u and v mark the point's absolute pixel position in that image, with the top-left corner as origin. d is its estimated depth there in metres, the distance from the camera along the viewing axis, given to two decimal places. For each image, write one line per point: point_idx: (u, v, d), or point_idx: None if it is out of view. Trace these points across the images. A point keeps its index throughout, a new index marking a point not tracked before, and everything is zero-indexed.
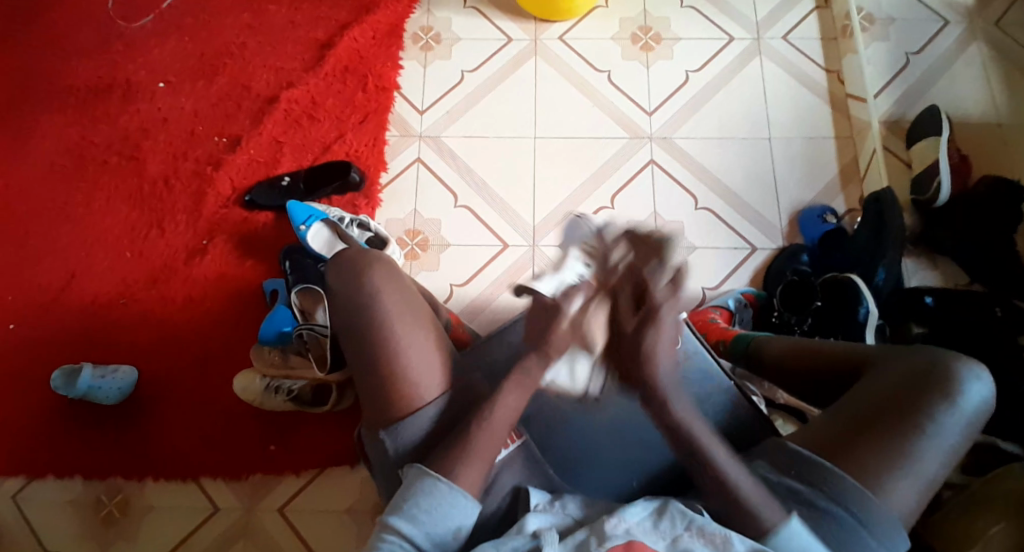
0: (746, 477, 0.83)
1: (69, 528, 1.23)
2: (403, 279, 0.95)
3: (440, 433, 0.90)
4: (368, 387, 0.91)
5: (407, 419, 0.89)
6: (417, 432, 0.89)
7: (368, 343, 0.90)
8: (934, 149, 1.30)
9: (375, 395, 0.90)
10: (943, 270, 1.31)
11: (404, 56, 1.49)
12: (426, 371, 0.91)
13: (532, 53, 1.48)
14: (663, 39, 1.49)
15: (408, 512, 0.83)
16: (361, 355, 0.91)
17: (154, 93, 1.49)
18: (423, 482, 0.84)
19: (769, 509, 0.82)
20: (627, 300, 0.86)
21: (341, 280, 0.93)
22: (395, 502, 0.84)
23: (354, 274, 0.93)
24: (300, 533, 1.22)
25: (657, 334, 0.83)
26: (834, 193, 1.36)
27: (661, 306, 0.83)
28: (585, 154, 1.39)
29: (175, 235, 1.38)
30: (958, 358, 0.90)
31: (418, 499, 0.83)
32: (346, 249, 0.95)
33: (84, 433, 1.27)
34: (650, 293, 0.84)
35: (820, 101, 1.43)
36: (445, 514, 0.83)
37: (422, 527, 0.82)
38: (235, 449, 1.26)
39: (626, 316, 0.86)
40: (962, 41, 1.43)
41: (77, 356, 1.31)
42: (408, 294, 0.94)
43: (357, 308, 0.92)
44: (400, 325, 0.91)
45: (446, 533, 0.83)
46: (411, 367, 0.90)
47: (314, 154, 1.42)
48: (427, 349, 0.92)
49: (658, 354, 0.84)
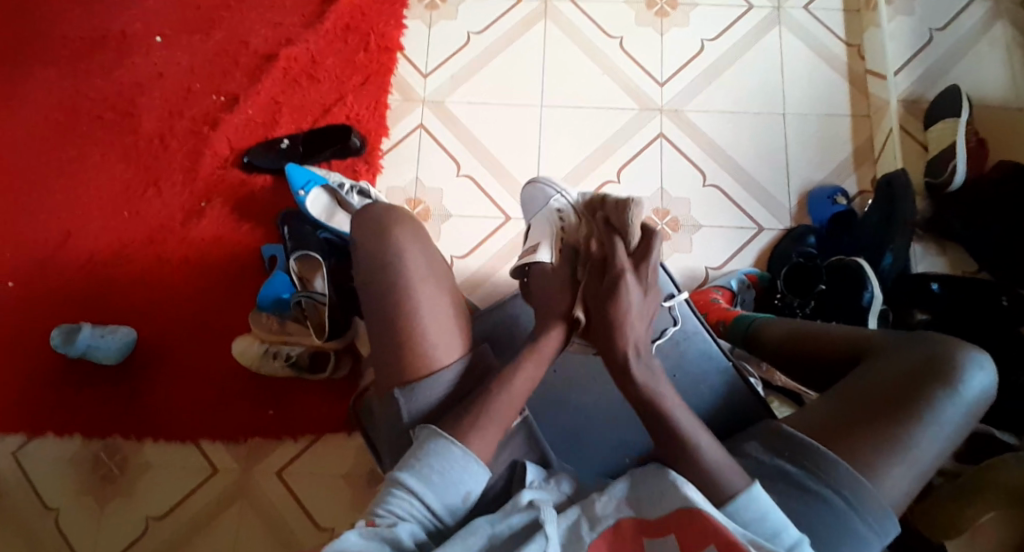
0: (723, 457, 0.81)
1: (68, 485, 1.24)
2: (427, 240, 0.93)
3: (445, 401, 0.87)
4: (381, 349, 0.88)
5: (422, 382, 0.86)
6: (432, 395, 0.86)
7: (384, 303, 0.87)
8: (953, 132, 1.26)
9: (386, 360, 0.87)
10: (952, 256, 1.29)
11: (407, 15, 1.43)
12: (442, 337, 0.88)
13: (542, 14, 1.42)
14: (678, 4, 1.43)
15: (421, 472, 0.81)
16: (375, 315, 0.88)
17: (150, 46, 1.44)
18: (436, 443, 0.82)
19: (731, 473, 0.80)
20: (596, 272, 0.90)
21: (363, 239, 0.91)
22: (405, 460, 0.82)
23: (378, 232, 0.91)
24: (296, 497, 1.24)
25: (618, 304, 0.87)
26: (846, 174, 1.33)
27: (620, 277, 0.87)
28: (592, 126, 1.36)
29: (173, 195, 1.36)
30: (960, 348, 0.89)
31: (430, 460, 0.82)
32: (371, 205, 0.92)
33: (84, 393, 1.28)
34: (612, 262, 0.88)
35: (838, 77, 1.38)
36: (455, 478, 0.81)
37: (433, 488, 0.80)
38: (233, 413, 1.27)
39: (593, 289, 0.90)
40: (988, 18, 1.38)
41: (74, 316, 1.30)
42: (432, 255, 0.91)
43: (375, 266, 0.89)
44: (417, 282, 0.88)
45: (456, 495, 0.81)
46: (427, 329, 0.87)
47: (314, 116, 1.38)
48: (441, 310, 0.89)
49: (627, 322, 0.87)
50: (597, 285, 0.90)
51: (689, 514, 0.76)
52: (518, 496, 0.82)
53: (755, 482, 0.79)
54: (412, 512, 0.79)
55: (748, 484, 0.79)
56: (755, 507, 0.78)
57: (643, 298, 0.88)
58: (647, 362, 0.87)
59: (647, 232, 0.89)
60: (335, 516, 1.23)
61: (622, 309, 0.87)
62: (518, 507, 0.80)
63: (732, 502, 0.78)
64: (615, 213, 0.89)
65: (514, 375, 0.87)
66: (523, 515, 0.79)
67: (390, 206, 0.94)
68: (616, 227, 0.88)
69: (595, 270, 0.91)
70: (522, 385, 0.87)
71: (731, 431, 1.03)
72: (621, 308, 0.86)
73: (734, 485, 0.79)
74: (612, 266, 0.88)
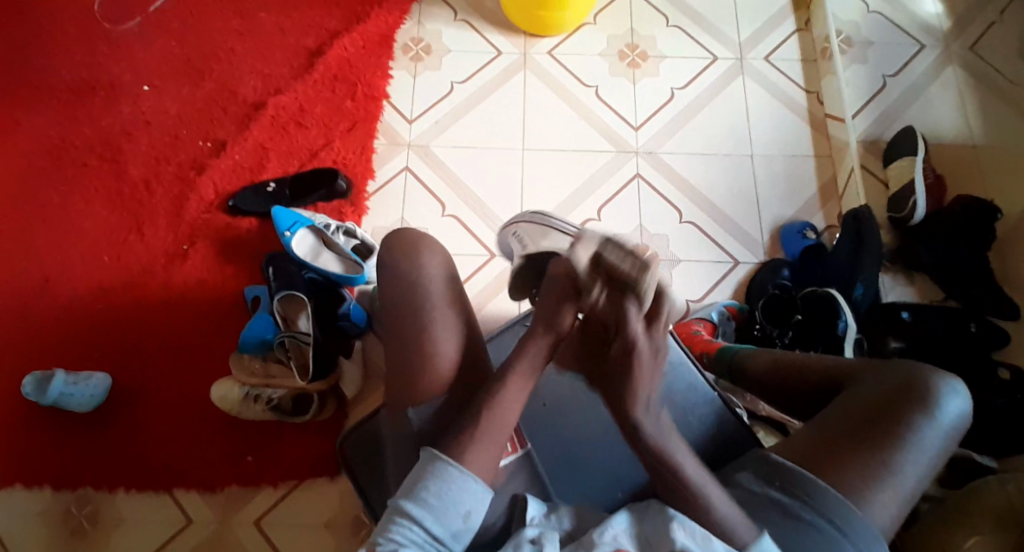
0: (731, 506, 0.79)
1: (34, 541, 1.18)
2: (452, 269, 0.96)
3: (437, 425, 0.88)
4: (394, 364, 0.91)
5: (425, 400, 0.89)
6: (426, 413, 0.89)
7: (401, 321, 0.91)
8: (911, 169, 1.34)
9: (398, 377, 0.90)
10: (920, 287, 1.34)
11: (394, 66, 1.49)
12: (450, 354, 0.90)
13: (522, 66, 1.49)
14: (649, 56, 1.51)
15: (418, 496, 0.80)
16: (392, 334, 0.92)
17: (139, 95, 1.46)
18: (435, 466, 0.81)
19: (744, 528, 0.78)
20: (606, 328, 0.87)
21: (392, 257, 0.95)
22: (406, 486, 0.81)
23: (407, 252, 0.94)
24: (276, 548, 1.19)
25: (635, 370, 0.84)
26: (813, 211, 1.39)
27: (637, 345, 0.83)
28: (573, 165, 1.41)
29: (155, 239, 1.36)
30: (936, 374, 0.91)
31: (428, 483, 0.80)
32: (403, 227, 0.96)
33: (56, 440, 1.23)
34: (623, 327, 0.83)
35: (801, 121, 1.47)
36: (454, 499, 0.80)
37: (433, 511, 0.79)
38: (212, 459, 1.23)
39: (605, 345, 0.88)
40: (938, 64, 1.49)
41: (48, 363, 1.27)
42: (454, 283, 0.95)
43: (403, 287, 0.92)
44: (434, 309, 0.91)
45: (456, 516, 0.80)
46: (433, 343, 0.90)
47: (300, 161, 1.41)
48: (453, 341, 0.91)
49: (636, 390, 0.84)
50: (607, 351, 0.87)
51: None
52: (520, 535, 0.81)
53: (762, 534, 0.78)
54: (413, 538, 0.78)
55: (757, 537, 0.78)
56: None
57: (654, 361, 0.85)
58: (657, 417, 0.84)
59: (658, 294, 0.84)
60: None
61: (639, 374, 0.84)
62: (519, 547, 0.79)
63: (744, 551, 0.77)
64: (622, 269, 0.84)
65: (504, 392, 0.86)
66: None
67: (421, 231, 0.97)
68: (626, 290, 0.83)
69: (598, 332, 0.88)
70: (513, 398, 0.86)
71: (722, 456, 1.03)
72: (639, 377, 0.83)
73: (743, 539, 0.78)
74: (624, 332, 0.84)
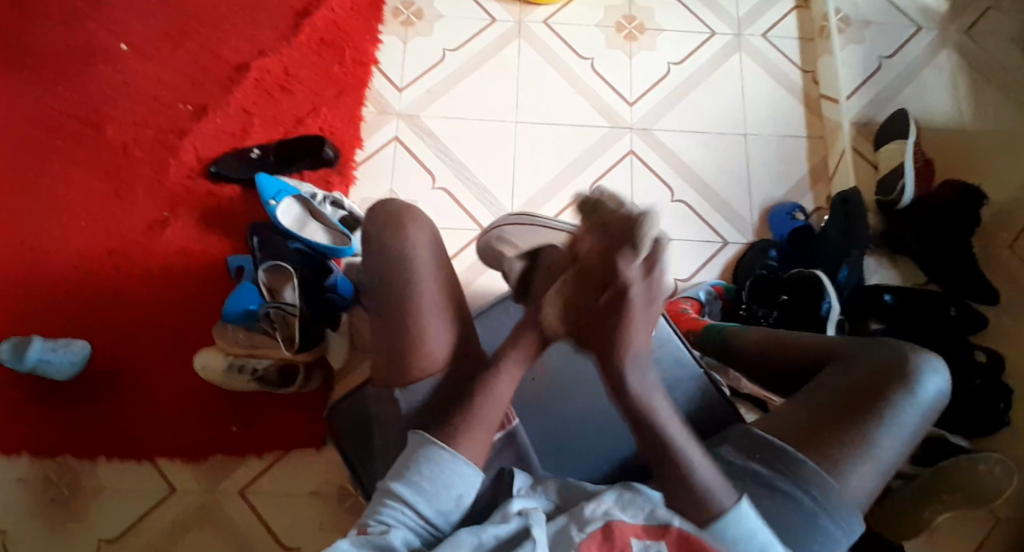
0: (713, 472, 0.82)
1: (14, 509, 1.17)
2: (437, 242, 0.94)
3: (427, 406, 0.89)
4: (383, 344, 0.90)
5: (416, 382, 0.88)
6: (415, 397, 0.88)
7: (389, 298, 0.89)
8: (901, 153, 1.34)
9: (386, 357, 0.90)
10: (903, 269, 1.34)
11: (383, 30, 1.45)
12: (441, 331, 0.89)
13: (517, 34, 1.46)
14: (646, 29, 1.48)
15: (411, 479, 0.80)
16: (378, 312, 0.90)
17: (116, 53, 1.41)
18: (426, 449, 0.81)
19: (721, 491, 0.81)
20: (592, 277, 0.79)
21: (377, 231, 0.92)
22: (396, 470, 0.82)
23: (393, 226, 0.92)
24: (262, 517, 1.19)
25: (625, 318, 0.78)
26: (804, 192, 1.39)
27: (630, 292, 0.76)
28: (566, 139, 1.39)
29: (134, 205, 1.32)
30: (917, 353, 0.92)
31: (420, 466, 0.81)
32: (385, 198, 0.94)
33: (34, 410, 1.21)
34: (616, 275, 0.76)
35: (796, 101, 1.46)
36: (447, 482, 0.80)
37: (424, 494, 0.79)
38: (196, 430, 1.21)
39: (590, 291, 0.80)
40: (934, 48, 1.48)
41: (24, 330, 1.24)
42: (441, 257, 0.93)
43: (388, 263, 0.90)
44: (423, 283, 0.89)
45: (448, 500, 0.80)
46: (427, 331, 0.88)
47: (286, 127, 1.37)
48: (442, 320, 0.89)
49: (628, 338, 0.80)
50: (594, 300, 0.80)
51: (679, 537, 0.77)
52: (506, 506, 0.79)
53: (742, 499, 0.80)
54: (404, 520, 0.78)
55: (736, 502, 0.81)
56: (743, 524, 0.80)
57: (647, 306, 0.79)
58: (643, 371, 0.83)
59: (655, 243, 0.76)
60: (302, 535, 1.18)
61: (628, 321, 0.79)
62: (506, 519, 0.78)
63: (725, 518, 0.79)
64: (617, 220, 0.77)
65: (495, 381, 0.86)
66: (509, 525, 0.77)
67: (406, 201, 0.95)
68: (621, 240, 0.75)
69: (586, 279, 0.80)
70: (503, 392, 0.86)
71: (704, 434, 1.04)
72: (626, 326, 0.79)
73: (723, 502, 0.80)
74: (617, 280, 0.77)
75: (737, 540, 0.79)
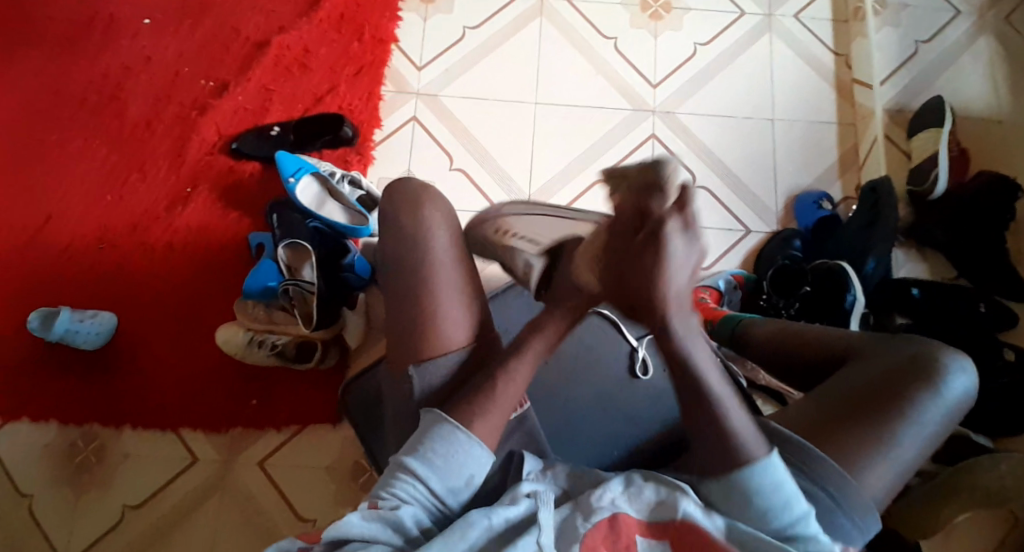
0: (745, 419, 0.77)
1: (42, 474, 1.21)
2: (455, 226, 0.94)
3: (445, 384, 0.87)
4: (398, 322, 0.89)
5: (436, 359, 0.87)
6: (434, 375, 0.87)
7: (407, 277, 0.89)
8: (935, 141, 1.30)
9: (402, 334, 0.89)
10: (932, 262, 1.32)
11: (403, 7, 1.43)
12: (459, 313, 0.89)
13: (538, 12, 1.44)
14: (673, 8, 1.45)
15: (425, 455, 0.80)
16: (394, 290, 0.90)
17: (138, 29, 1.42)
18: (441, 428, 0.81)
19: (753, 440, 0.77)
20: (623, 227, 0.73)
21: (396, 211, 0.93)
22: (411, 445, 0.82)
23: (411, 206, 0.92)
24: (279, 489, 1.22)
25: (661, 260, 0.69)
26: (831, 180, 1.36)
27: (663, 226, 0.68)
28: (586, 121, 1.37)
29: (157, 180, 1.34)
30: (944, 351, 0.90)
31: (434, 443, 0.81)
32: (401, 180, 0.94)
33: (62, 378, 1.25)
34: (645, 212, 0.70)
35: (825, 85, 1.41)
36: (460, 462, 0.80)
37: (437, 471, 0.79)
38: (216, 402, 1.24)
39: (623, 239, 0.73)
40: (972, 32, 1.42)
41: (52, 301, 1.27)
42: (458, 241, 0.93)
43: (406, 242, 0.90)
44: (442, 263, 0.90)
45: (459, 479, 0.80)
46: (440, 312, 0.88)
47: (305, 105, 1.37)
48: (461, 302, 0.90)
49: (665, 284, 0.70)
50: (629, 244, 0.72)
51: (685, 528, 0.76)
52: (516, 487, 0.80)
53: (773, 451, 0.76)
54: (415, 495, 0.79)
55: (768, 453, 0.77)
56: (771, 472, 0.75)
57: (689, 245, 0.69)
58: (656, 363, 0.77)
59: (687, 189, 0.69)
60: (317, 507, 1.21)
61: (664, 261, 0.69)
62: (515, 500, 0.79)
63: (750, 468, 0.76)
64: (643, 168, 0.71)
65: (515, 365, 0.85)
66: (518, 509, 0.78)
67: (423, 183, 0.95)
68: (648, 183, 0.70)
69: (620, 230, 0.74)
70: (524, 373, 0.85)
71: None
72: (661, 265, 0.69)
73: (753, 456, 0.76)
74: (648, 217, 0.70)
75: (760, 490, 0.75)
